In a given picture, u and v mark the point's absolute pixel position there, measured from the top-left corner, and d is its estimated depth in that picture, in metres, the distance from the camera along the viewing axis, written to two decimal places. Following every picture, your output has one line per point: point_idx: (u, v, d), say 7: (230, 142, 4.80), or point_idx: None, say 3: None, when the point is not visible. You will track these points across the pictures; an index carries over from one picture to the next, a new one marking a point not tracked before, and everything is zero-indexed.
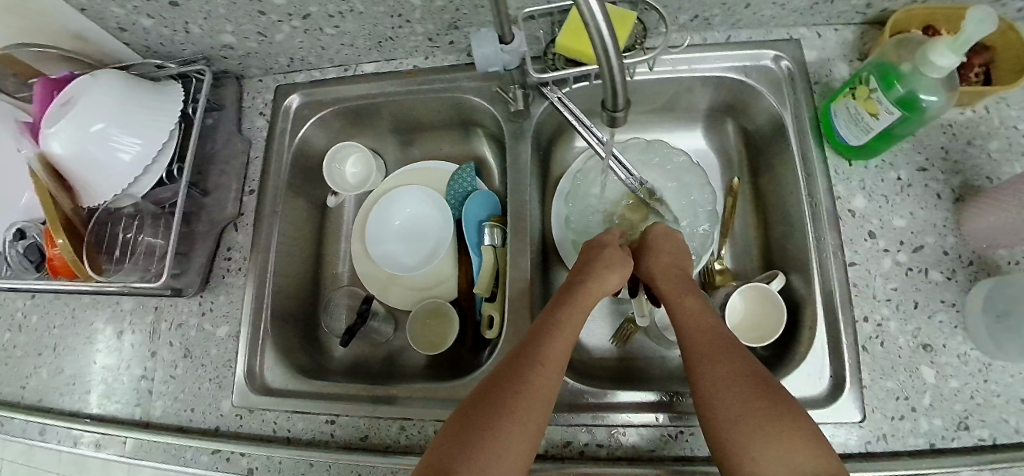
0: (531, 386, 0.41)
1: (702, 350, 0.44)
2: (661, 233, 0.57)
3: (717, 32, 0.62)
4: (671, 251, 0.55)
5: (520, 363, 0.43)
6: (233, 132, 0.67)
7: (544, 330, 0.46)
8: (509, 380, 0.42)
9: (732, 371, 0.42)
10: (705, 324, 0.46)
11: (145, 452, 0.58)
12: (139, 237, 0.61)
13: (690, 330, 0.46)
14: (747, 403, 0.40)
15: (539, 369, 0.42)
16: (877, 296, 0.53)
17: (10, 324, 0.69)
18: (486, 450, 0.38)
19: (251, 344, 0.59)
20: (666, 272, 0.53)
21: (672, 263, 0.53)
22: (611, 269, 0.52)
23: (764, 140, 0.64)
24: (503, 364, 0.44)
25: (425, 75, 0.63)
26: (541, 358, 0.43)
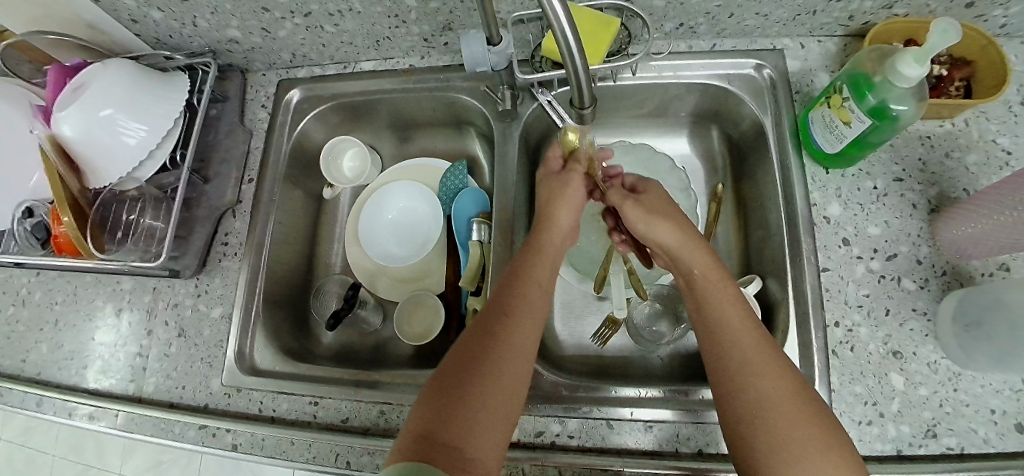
0: (506, 346, 0.41)
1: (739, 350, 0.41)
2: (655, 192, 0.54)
3: (703, 41, 0.64)
4: (667, 212, 0.51)
5: (491, 324, 0.43)
6: (235, 123, 0.69)
7: (515, 287, 0.46)
8: (485, 344, 0.41)
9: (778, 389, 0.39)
10: (742, 317, 0.43)
11: (135, 426, 0.60)
12: (141, 219, 0.64)
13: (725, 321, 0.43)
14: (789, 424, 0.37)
15: (512, 327, 0.43)
16: (849, 301, 0.54)
17: (15, 299, 0.73)
18: (468, 419, 0.37)
19: (241, 326, 0.61)
20: (694, 248, 0.48)
21: (687, 232, 0.49)
22: (557, 204, 0.53)
23: (748, 147, 0.66)
24: (477, 324, 0.44)
25: (419, 74, 0.65)
26: (510, 318, 0.43)
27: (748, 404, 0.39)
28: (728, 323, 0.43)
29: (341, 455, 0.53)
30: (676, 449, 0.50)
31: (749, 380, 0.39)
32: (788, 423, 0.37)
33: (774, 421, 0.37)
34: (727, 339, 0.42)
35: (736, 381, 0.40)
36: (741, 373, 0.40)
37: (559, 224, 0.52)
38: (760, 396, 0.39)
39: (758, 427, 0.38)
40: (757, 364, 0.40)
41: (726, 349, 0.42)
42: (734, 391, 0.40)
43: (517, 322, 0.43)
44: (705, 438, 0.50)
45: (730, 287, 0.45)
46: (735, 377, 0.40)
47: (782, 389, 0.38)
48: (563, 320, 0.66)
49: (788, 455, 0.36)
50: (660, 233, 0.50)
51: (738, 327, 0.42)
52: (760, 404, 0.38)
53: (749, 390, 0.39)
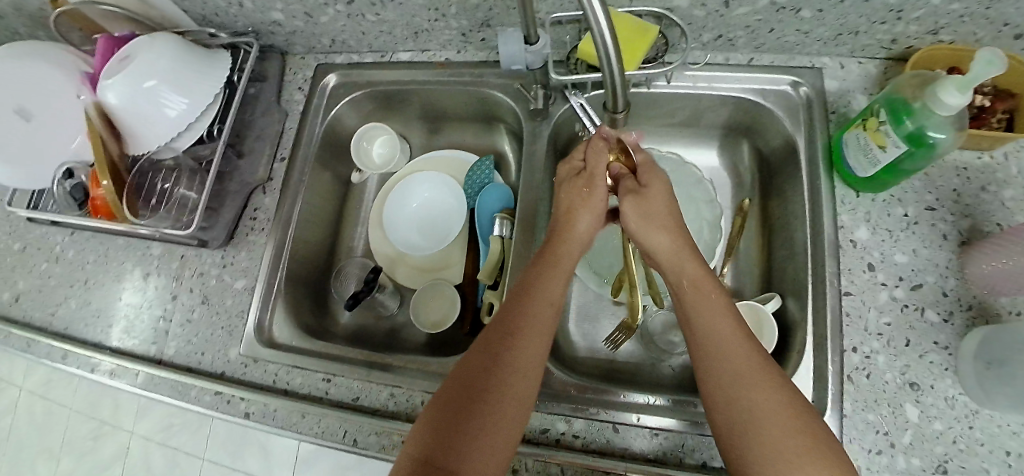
0: (508, 369, 0.41)
1: (735, 365, 0.40)
2: (655, 189, 0.52)
3: (740, 54, 0.64)
4: (664, 216, 0.51)
5: (493, 347, 0.42)
6: (272, 103, 0.71)
7: (520, 303, 0.45)
8: (487, 369, 0.41)
9: (770, 409, 0.38)
10: (730, 332, 0.42)
11: (154, 386, 0.62)
12: (175, 188, 0.66)
13: (719, 337, 0.42)
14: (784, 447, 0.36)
15: (516, 350, 0.42)
16: (869, 328, 0.54)
17: (50, 255, 0.76)
18: (470, 448, 0.37)
19: (262, 299, 0.62)
20: (687, 256, 0.48)
21: (679, 244, 0.49)
22: (577, 210, 0.52)
23: (778, 164, 0.65)
24: (478, 345, 0.43)
25: (454, 68, 0.66)
26: (513, 339, 0.43)
27: (736, 419, 0.38)
28: (722, 341, 0.42)
29: (349, 433, 0.54)
30: (680, 459, 0.50)
31: (739, 397, 0.39)
32: (777, 442, 0.36)
33: (763, 437, 0.37)
34: (718, 354, 0.41)
35: (724, 395, 0.40)
36: (730, 387, 0.39)
37: (577, 230, 0.51)
38: (749, 411, 0.38)
39: (747, 443, 0.37)
40: (745, 377, 0.39)
41: (712, 361, 0.41)
42: (721, 404, 0.40)
43: (521, 345, 0.42)
44: (709, 452, 0.50)
45: (719, 299, 0.45)
46: (724, 390, 0.40)
47: (773, 408, 0.37)
48: (576, 322, 0.66)
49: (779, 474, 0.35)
50: (653, 242, 0.50)
51: (726, 340, 0.42)
52: (748, 418, 0.38)
53: (738, 407, 0.39)
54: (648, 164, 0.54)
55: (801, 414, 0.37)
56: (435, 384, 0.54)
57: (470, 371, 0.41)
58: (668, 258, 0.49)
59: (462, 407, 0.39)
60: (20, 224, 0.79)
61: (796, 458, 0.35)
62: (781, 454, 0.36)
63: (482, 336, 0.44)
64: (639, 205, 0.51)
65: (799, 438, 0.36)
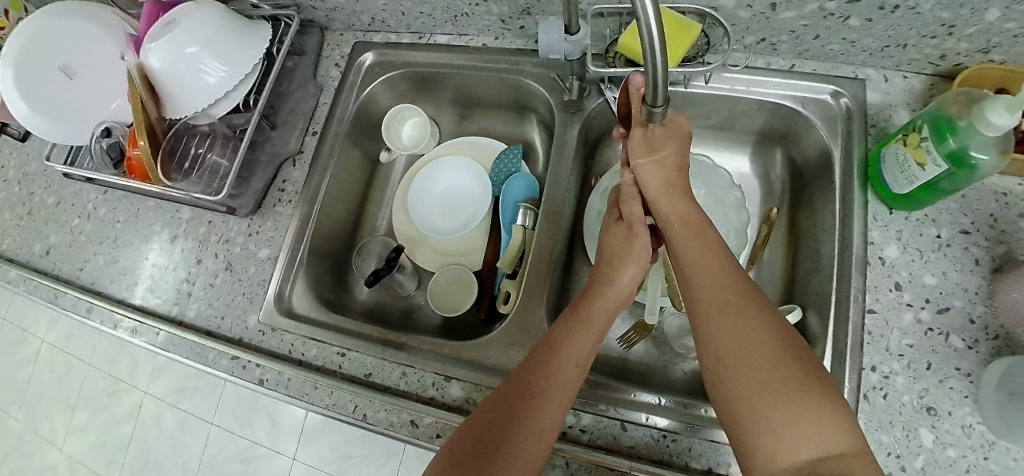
0: (545, 395, 0.42)
1: (720, 297, 0.42)
2: (669, 126, 0.50)
3: (782, 60, 0.63)
4: (670, 159, 0.51)
5: (524, 375, 0.43)
6: (308, 77, 0.72)
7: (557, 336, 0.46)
8: (511, 410, 0.41)
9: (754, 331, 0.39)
10: (718, 270, 0.43)
11: (174, 346, 0.64)
12: (208, 154, 0.68)
13: (704, 275, 0.44)
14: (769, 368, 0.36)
15: (539, 408, 0.41)
16: (890, 348, 0.53)
17: (82, 212, 0.78)
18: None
19: (284, 269, 0.64)
20: (673, 198, 0.50)
21: (676, 188, 0.51)
22: (621, 261, 0.52)
23: (811, 175, 0.64)
24: (512, 377, 0.44)
25: (491, 54, 0.66)
26: (547, 369, 0.43)
27: (722, 351, 0.39)
28: (708, 277, 0.43)
29: (360, 407, 0.55)
30: (686, 463, 0.49)
31: (727, 327, 0.40)
32: (760, 370, 0.37)
33: (749, 367, 0.37)
34: (707, 289, 0.43)
35: (711, 328, 0.41)
36: (717, 320, 0.41)
37: (621, 283, 0.50)
38: (735, 340, 0.39)
39: (732, 373, 0.38)
40: (730, 309, 0.40)
41: (700, 296, 0.43)
42: (710, 339, 0.40)
43: (548, 396, 0.42)
44: (717, 458, 0.49)
45: (709, 242, 0.46)
46: (712, 324, 0.41)
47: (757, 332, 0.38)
48: None
49: (763, 403, 0.35)
50: (652, 182, 0.51)
51: (709, 272, 0.44)
52: (733, 348, 0.39)
53: (724, 338, 0.39)
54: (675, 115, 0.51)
55: (788, 346, 0.38)
56: (448, 366, 0.55)
57: (503, 400, 0.42)
58: (665, 200, 0.51)
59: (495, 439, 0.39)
60: (56, 179, 0.82)
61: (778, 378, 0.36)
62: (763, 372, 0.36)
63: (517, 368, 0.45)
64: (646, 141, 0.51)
65: (782, 366, 0.36)
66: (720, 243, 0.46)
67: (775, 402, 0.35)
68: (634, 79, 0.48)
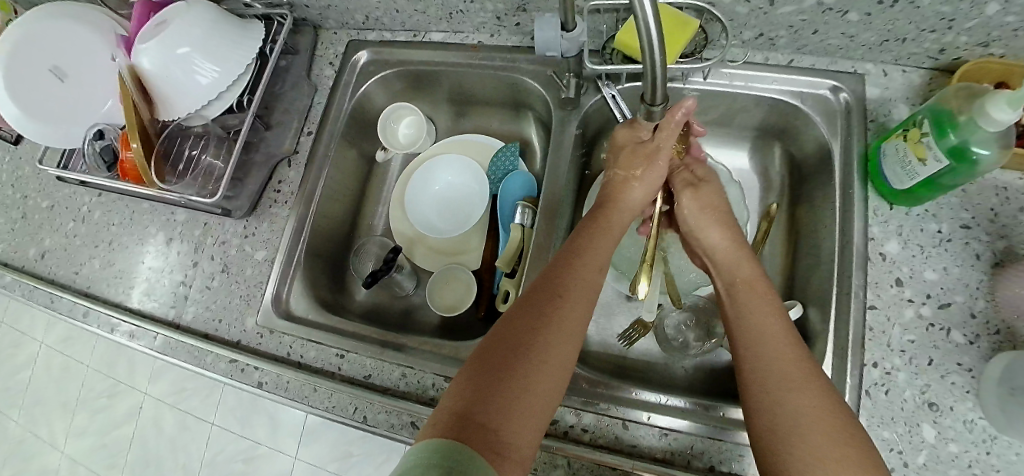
0: (567, 305, 0.42)
1: (782, 364, 0.40)
2: (716, 193, 0.55)
3: (781, 54, 0.63)
4: (723, 217, 0.54)
5: (540, 301, 0.42)
6: (302, 76, 0.71)
7: (571, 268, 0.45)
8: (538, 312, 0.41)
9: (817, 406, 0.37)
10: (779, 334, 0.42)
11: (171, 350, 0.63)
12: (202, 156, 0.66)
13: (764, 334, 0.42)
14: (829, 449, 0.35)
15: (563, 310, 0.42)
16: (892, 344, 0.52)
17: (76, 215, 0.77)
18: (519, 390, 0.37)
19: (281, 271, 0.63)
20: (739, 259, 0.50)
21: (732, 248, 0.51)
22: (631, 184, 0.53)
23: (809, 170, 0.64)
24: (540, 283, 0.44)
25: (486, 51, 0.65)
26: (565, 290, 0.43)
27: (781, 421, 0.37)
28: (770, 339, 0.42)
29: (359, 409, 0.54)
30: (688, 461, 0.49)
31: (784, 399, 0.38)
32: (814, 442, 0.35)
33: (808, 443, 0.35)
34: (767, 349, 0.41)
35: (771, 395, 0.39)
36: (773, 388, 0.39)
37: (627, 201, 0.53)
38: (790, 414, 0.37)
39: (787, 443, 0.36)
40: (791, 378, 0.38)
41: (758, 356, 0.41)
42: (766, 407, 0.39)
43: (573, 300, 0.43)
44: (720, 456, 0.49)
45: (773, 304, 0.45)
46: (766, 390, 0.39)
47: (820, 407, 0.37)
48: (593, 316, 0.66)
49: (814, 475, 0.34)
50: (712, 238, 0.53)
51: (772, 334, 0.42)
52: (788, 419, 0.37)
53: (780, 410, 0.38)
54: (709, 174, 0.57)
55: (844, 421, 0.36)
56: (447, 367, 0.54)
57: (532, 305, 0.42)
58: (724, 258, 0.51)
59: (513, 361, 0.38)
60: (50, 183, 0.81)
61: (836, 459, 0.34)
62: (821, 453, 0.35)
63: (526, 295, 0.44)
64: (699, 200, 0.55)
65: (834, 435, 0.35)
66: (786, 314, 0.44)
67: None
68: (686, 103, 0.48)
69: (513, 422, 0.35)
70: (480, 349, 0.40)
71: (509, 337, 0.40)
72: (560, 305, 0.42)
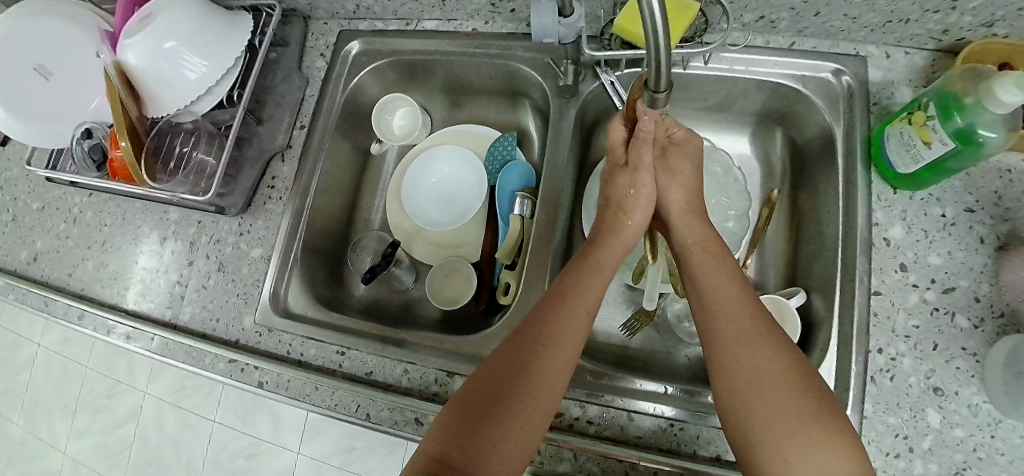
0: (549, 352, 0.43)
1: (740, 330, 0.42)
2: (680, 152, 0.54)
3: (782, 37, 0.61)
4: (688, 178, 0.53)
5: (520, 347, 0.43)
6: (293, 69, 0.69)
7: (555, 314, 0.45)
8: (519, 361, 0.42)
9: (776, 368, 0.39)
10: (737, 296, 0.44)
11: (169, 351, 0.63)
12: (194, 153, 0.65)
13: (720, 301, 0.44)
14: (786, 406, 0.38)
15: (544, 358, 0.42)
16: (897, 329, 0.52)
17: (67, 216, 0.76)
18: (494, 440, 0.39)
19: (278, 268, 0.62)
20: (692, 219, 0.51)
21: (689, 211, 0.51)
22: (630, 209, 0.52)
23: (812, 155, 0.63)
24: (524, 325, 0.45)
25: (481, 39, 0.64)
26: (548, 336, 0.43)
27: (740, 383, 0.40)
28: (727, 305, 0.44)
29: (362, 407, 0.53)
30: (694, 451, 0.48)
31: (743, 360, 0.41)
32: (776, 399, 0.38)
33: (766, 401, 0.38)
34: (725, 317, 0.43)
35: (729, 358, 0.41)
36: (734, 348, 0.41)
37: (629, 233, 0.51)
38: (749, 374, 0.40)
39: (747, 406, 0.39)
40: (751, 341, 0.41)
41: (715, 323, 0.43)
42: (728, 371, 0.41)
43: (555, 345, 0.43)
44: (725, 445, 0.48)
45: (726, 266, 0.47)
46: (725, 352, 0.42)
47: (776, 370, 0.39)
48: None
49: (773, 433, 0.37)
50: (672, 199, 0.52)
51: (729, 300, 0.44)
52: (750, 378, 0.40)
53: (743, 369, 0.40)
54: (689, 136, 0.55)
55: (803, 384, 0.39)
56: (450, 362, 0.54)
57: (514, 351, 0.43)
58: (681, 219, 0.51)
59: (489, 411, 0.40)
60: (39, 183, 0.80)
61: (792, 416, 0.37)
62: (776, 410, 0.38)
63: (507, 340, 0.44)
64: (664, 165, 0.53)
65: (796, 397, 0.38)
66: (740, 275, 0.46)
67: (791, 433, 0.37)
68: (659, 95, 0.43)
69: (488, 466, 0.38)
70: (463, 395, 0.42)
71: (488, 385, 0.42)
72: (541, 353, 0.43)
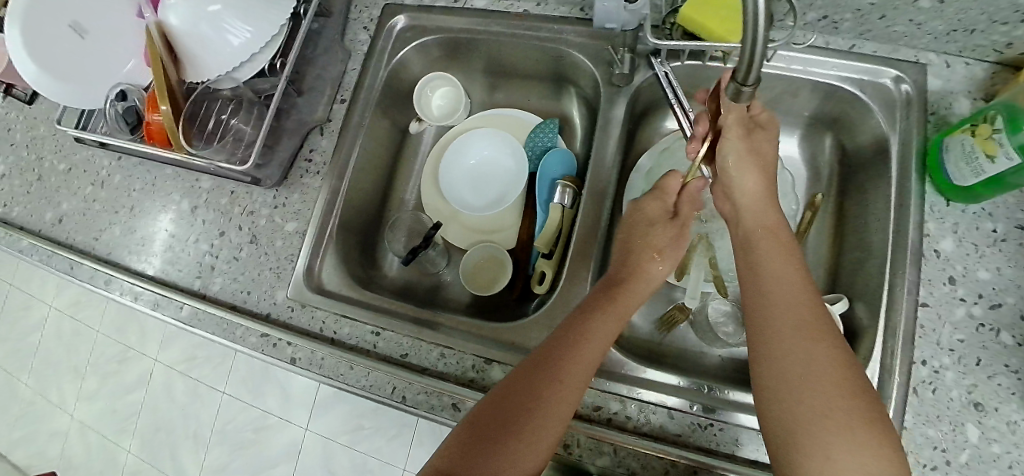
0: (561, 380, 0.42)
1: (797, 321, 0.40)
2: (761, 133, 0.49)
3: (842, 39, 0.60)
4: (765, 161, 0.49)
5: (540, 374, 0.43)
6: (335, 40, 0.67)
7: (572, 344, 0.44)
8: (533, 383, 0.42)
9: (830, 361, 0.37)
10: (798, 288, 0.42)
11: (198, 321, 0.62)
12: (231, 120, 0.63)
13: (777, 290, 0.42)
14: (836, 403, 0.35)
15: (557, 386, 0.42)
16: (941, 342, 0.52)
17: (95, 179, 0.75)
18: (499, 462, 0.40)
19: (313, 243, 0.61)
20: (764, 205, 0.48)
21: (762, 194, 0.48)
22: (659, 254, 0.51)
23: (862, 162, 0.62)
24: (544, 349, 0.45)
25: (533, 21, 0.62)
26: (563, 363, 0.43)
27: (789, 371, 0.38)
28: (787, 293, 0.42)
29: (398, 389, 0.53)
30: (733, 452, 0.48)
31: (796, 350, 0.38)
32: (824, 396, 0.36)
33: (815, 393, 0.36)
34: (782, 307, 0.41)
35: (781, 347, 0.39)
36: (787, 340, 0.39)
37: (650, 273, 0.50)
38: (801, 364, 0.38)
39: (796, 395, 0.37)
40: (808, 331, 0.39)
41: (771, 310, 0.41)
42: (779, 359, 0.39)
43: (569, 374, 0.43)
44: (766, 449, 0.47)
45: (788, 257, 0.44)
46: (780, 342, 0.39)
47: (830, 362, 0.37)
48: None
49: (826, 424, 0.35)
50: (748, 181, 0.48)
51: (789, 290, 0.42)
52: (800, 372, 0.37)
53: (790, 360, 0.38)
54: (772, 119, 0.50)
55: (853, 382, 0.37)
56: (489, 349, 0.53)
57: (529, 374, 0.43)
58: (750, 204, 0.48)
59: (499, 434, 0.41)
60: (66, 143, 0.78)
61: (842, 411, 0.35)
62: (828, 404, 0.36)
63: (526, 363, 0.45)
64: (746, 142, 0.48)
65: (848, 397, 0.36)
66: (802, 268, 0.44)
67: (839, 428, 0.35)
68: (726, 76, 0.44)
69: None
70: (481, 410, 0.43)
71: (503, 406, 0.42)
72: (554, 382, 0.42)
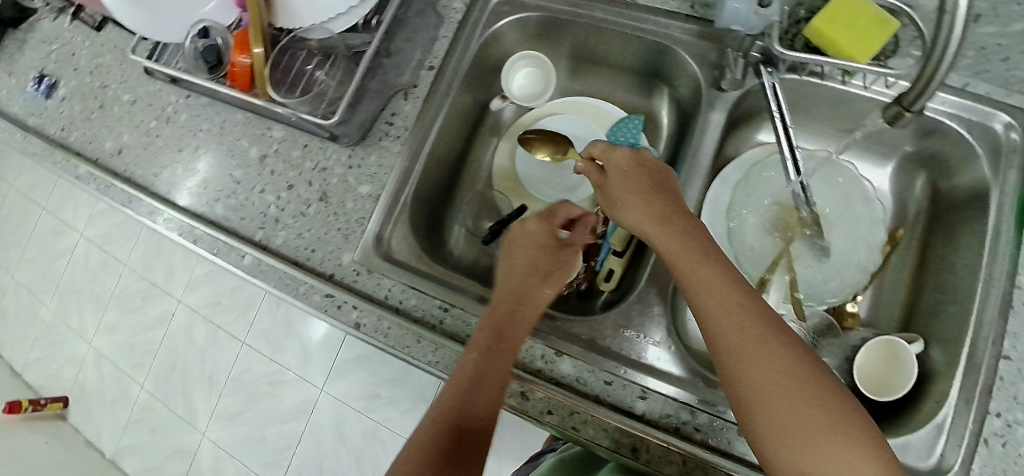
0: (483, 384, 0.45)
1: (735, 336, 0.38)
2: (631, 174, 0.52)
3: (954, 76, 0.57)
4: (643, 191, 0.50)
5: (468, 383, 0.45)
6: (428, 6, 0.65)
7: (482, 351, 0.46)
8: (461, 394, 0.45)
9: (774, 371, 0.36)
10: (729, 298, 0.40)
11: (259, 273, 0.61)
12: (317, 73, 0.61)
13: (711, 306, 0.40)
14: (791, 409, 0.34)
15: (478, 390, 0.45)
16: (1018, 396, 0.47)
17: (161, 114, 0.73)
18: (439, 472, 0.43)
19: (386, 211, 0.60)
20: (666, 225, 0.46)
21: (655, 219, 0.47)
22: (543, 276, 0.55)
23: (956, 204, 0.60)
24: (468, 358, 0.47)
25: (637, 11, 0.59)
26: (481, 370, 0.45)
27: (742, 390, 0.37)
28: (719, 309, 0.40)
29: None
30: None
31: (742, 367, 0.37)
32: (776, 405, 0.35)
33: (768, 406, 0.35)
34: (719, 323, 0.39)
35: (728, 368, 0.38)
36: (730, 358, 0.38)
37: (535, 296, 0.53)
38: (751, 381, 0.36)
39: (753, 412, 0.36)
40: (746, 342, 0.38)
41: (713, 328, 0.40)
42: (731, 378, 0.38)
43: (488, 378, 0.45)
44: None
45: (703, 254, 0.43)
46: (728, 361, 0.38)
47: (773, 372, 0.36)
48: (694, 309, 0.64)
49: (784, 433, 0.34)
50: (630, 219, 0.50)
51: (724, 301, 0.40)
52: (749, 389, 0.36)
53: (738, 377, 0.37)
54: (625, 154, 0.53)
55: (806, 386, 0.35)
56: (558, 339, 0.54)
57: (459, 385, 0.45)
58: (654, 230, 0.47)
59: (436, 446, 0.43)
60: (133, 74, 0.76)
61: (797, 420, 0.34)
62: (783, 414, 0.35)
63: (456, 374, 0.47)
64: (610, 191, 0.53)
65: (798, 404, 0.34)
66: (732, 269, 0.42)
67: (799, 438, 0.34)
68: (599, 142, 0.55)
69: None
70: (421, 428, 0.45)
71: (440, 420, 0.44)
72: (477, 386, 0.45)
